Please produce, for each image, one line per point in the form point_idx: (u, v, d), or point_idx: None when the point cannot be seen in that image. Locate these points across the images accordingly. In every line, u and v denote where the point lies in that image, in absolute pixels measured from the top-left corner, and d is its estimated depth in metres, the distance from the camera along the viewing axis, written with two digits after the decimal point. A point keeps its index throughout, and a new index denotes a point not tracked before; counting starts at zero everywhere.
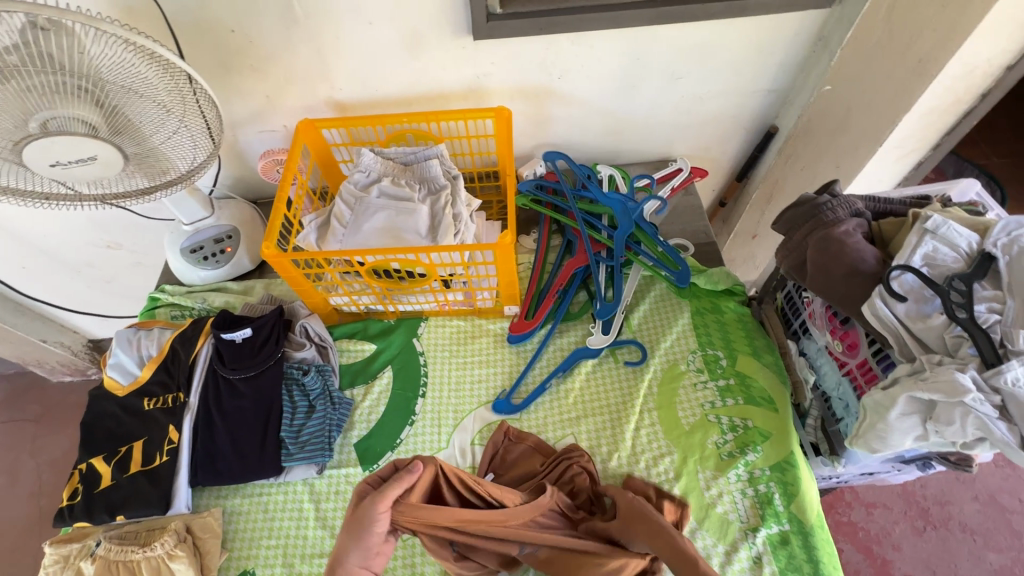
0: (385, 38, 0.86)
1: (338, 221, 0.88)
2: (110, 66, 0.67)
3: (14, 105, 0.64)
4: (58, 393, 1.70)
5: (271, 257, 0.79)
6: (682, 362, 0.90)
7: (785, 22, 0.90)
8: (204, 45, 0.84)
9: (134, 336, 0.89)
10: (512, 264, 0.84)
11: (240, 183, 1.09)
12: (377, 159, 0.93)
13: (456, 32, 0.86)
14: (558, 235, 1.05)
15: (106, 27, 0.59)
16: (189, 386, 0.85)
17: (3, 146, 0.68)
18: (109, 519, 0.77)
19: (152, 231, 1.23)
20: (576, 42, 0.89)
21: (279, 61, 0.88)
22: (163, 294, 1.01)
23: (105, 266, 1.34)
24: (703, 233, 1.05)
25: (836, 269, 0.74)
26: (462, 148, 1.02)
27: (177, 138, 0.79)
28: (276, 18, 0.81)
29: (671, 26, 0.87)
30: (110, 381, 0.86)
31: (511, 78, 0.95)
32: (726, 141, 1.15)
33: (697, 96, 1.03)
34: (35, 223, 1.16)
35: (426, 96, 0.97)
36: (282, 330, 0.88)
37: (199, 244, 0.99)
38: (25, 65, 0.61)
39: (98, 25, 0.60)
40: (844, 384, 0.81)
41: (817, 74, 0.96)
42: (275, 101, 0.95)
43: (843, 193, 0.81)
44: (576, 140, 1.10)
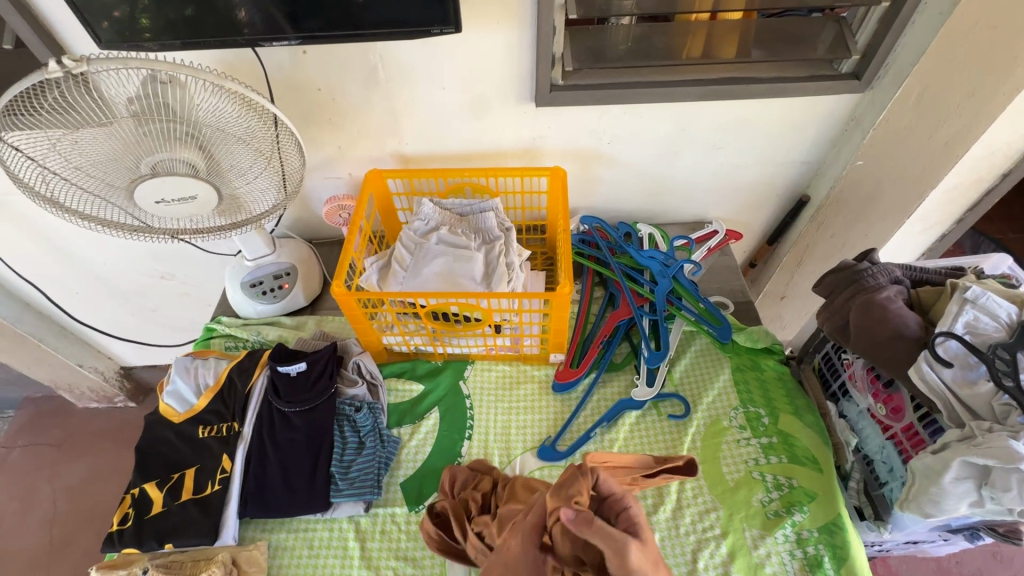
0: (455, 101, 0.94)
1: (398, 264, 0.94)
2: (216, 117, 0.73)
3: (134, 148, 0.72)
4: (82, 419, 1.71)
5: (338, 295, 0.84)
6: (725, 418, 0.91)
7: (821, 103, 0.98)
8: (291, 100, 0.92)
9: (191, 365, 0.91)
10: (564, 313, 0.87)
11: (299, 224, 1.16)
12: (436, 209, 0.99)
13: (520, 98, 0.94)
14: (600, 287, 1.09)
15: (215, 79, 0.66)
16: (244, 417, 0.87)
17: (115, 184, 0.75)
18: (157, 547, 0.78)
19: (206, 264, 1.29)
20: (627, 112, 0.97)
21: (356, 116, 0.96)
22: (219, 325, 1.04)
23: (153, 295, 1.39)
24: (740, 292, 1.09)
25: (880, 333, 0.77)
26: (514, 202, 1.09)
27: (265, 181, 0.85)
28: (360, 80, 0.90)
29: (716, 101, 0.96)
30: (166, 409, 0.89)
31: (564, 140, 1.02)
32: (759, 207, 1.21)
33: (735, 165, 1.10)
34: (99, 251, 1.22)
35: (484, 153, 1.04)
36: (335, 366, 0.90)
37: (259, 279, 1.04)
38: (145, 113, 0.69)
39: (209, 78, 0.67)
40: (888, 447, 0.82)
41: (849, 149, 1.03)
42: (345, 151, 1.02)
43: (882, 261, 0.86)
44: (618, 199, 1.17)
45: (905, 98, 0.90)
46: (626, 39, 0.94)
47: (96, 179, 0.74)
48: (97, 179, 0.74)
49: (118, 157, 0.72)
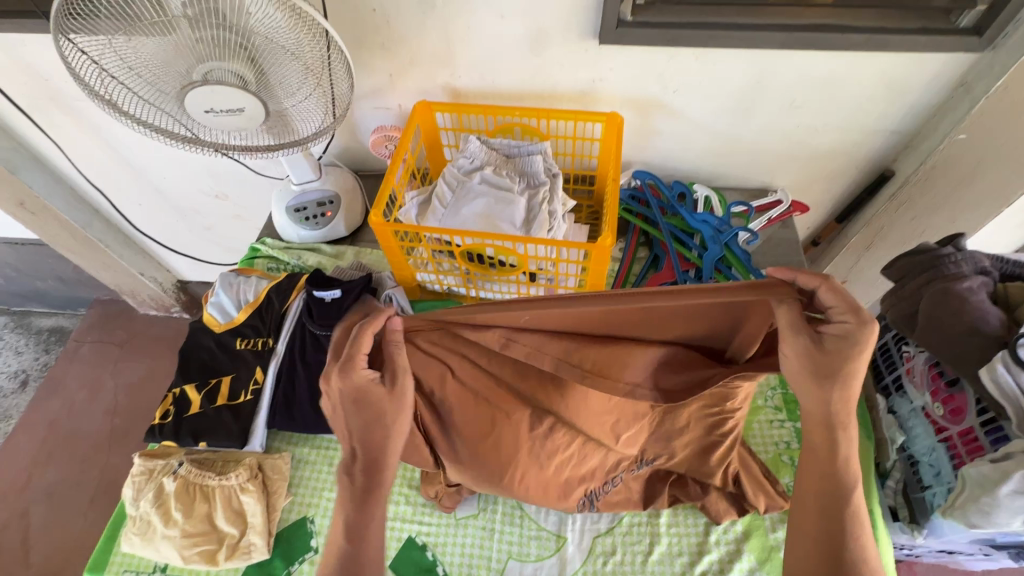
0: (512, 33, 0.89)
1: (438, 201, 0.92)
2: (267, 27, 0.72)
3: (186, 53, 0.71)
4: (142, 324, 1.84)
5: (375, 225, 0.83)
6: (760, 397, 0.89)
7: (928, 62, 0.86)
8: (345, 20, 0.89)
9: (234, 281, 0.94)
10: (603, 268, 0.84)
11: (346, 154, 1.15)
12: (482, 147, 0.95)
13: (582, 34, 0.87)
14: (644, 248, 1.03)
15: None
16: (278, 334, 0.90)
17: (167, 90, 0.76)
18: (193, 442, 0.84)
19: (256, 188, 1.31)
20: (699, 57, 0.89)
21: (409, 43, 0.92)
22: (263, 246, 1.07)
23: (208, 214, 1.44)
24: (797, 269, 1.01)
25: (952, 327, 0.70)
26: (565, 148, 1.03)
27: (310, 102, 0.83)
28: (416, 3, 0.86)
29: (802, 52, 0.86)
30: (209, 318, 0.92)
31: (625, 86, 0.95)
32: (832, 179, 1.11)
33: (813, 128, 1.00)
34: (159, 164, 1.26)
35: (538, 93, 0.99)
36: (368, 297, 0.91)
37: (303, 205, 1.04)
38: (199, 17, 0.68)
39: None
40: (938, 449, 0.76)
41: (951, 121, 0.91)
42: (396, 81, 0.99)
43: (969, 247, 0.76)
44: (676, 157, 1.09)
45: None
46: None
47: (149, 84, 0.75)
48: (152, 84, 0.75)
49: (171, 61, 0.72)
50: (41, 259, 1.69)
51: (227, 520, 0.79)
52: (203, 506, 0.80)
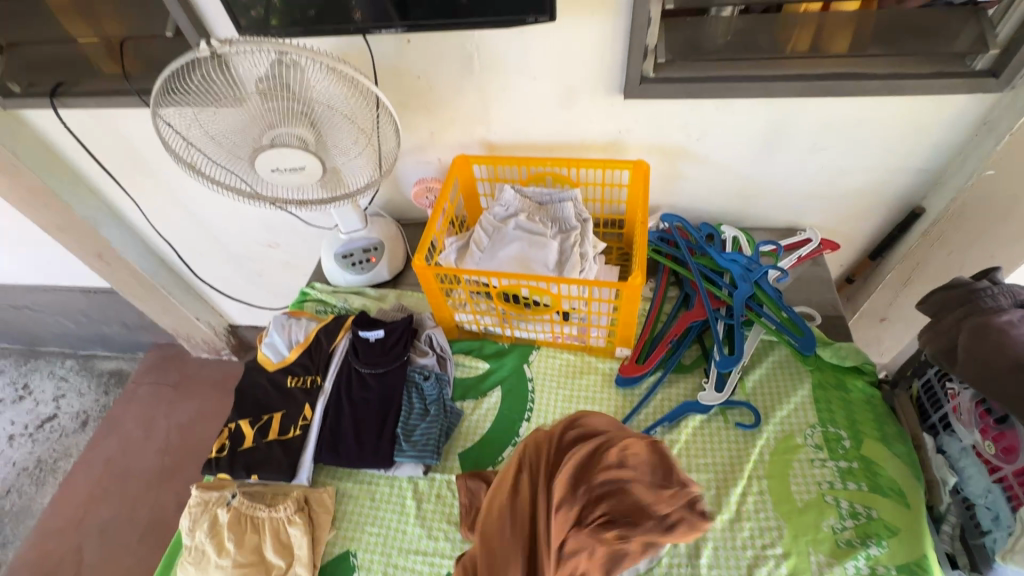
0: (544, 92, 0.97)
1: (475, 245, 0.98)
2: (325, 97, 0.81)
3: (257, 122, 0.82)
4: (194, 366, 1.95)
5: (419, 268, 0.89)
6: (798, 435, 0.85)
7: (947, 103, 0.88)
8: (393, 86, 1.00)
9: (286, 322, 1.01)
10: (634, 307, 0.87)
11: (390, 204, 1.24)
12: (516, 196, 1.02)
13: (608, 90, 0.95)
14: (674, 287, 1.06)
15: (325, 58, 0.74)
16: (326, 372, 0.95)
17: (239, 154, 0.86)
18: (245, 476, 0.88)
19: (306, 236, 1.42)
20: (721, 107, 0.94)
21: (449, 104, 1.01)
22: (313, 290, 1.15)
23: (261, 261, 1.55)
24: (831, 305, 1.01)
25: (995, 360, 0.69)
26: (595, 194, 1.09)
27: (361, 159, 0.92)
28: (456, 70, 0.95)
29: (819, 99, 0.90)
30: (263, 357, 0.99)
31: (650, 135, 1.01)
32: (862, 217, 1.12)
33: (837, 169, 1.02)
34: (221, 217, 1.38)
35: (568, 144, 1.06)
36: (410, 336, 0.97)
37: (350, 251, 1.12)
38: (270, 91, 0.79)
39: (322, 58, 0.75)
40: (994, 491, 0.73)
41: (978, 158, 0.92)
42: (436, 137, 1.08)
43: (1006, 282, 0.76)
44: (702, 199, 1.13)
45: None
46: (725, 33, 0.90)
47: (224, 149, 0.85)
48: (227, 149, 0.85)
49: (244, 129, 0.83)
50: (109, 305, 1.84)
51: (275, 552, 0.83)
52: (253, 537, 0.84)
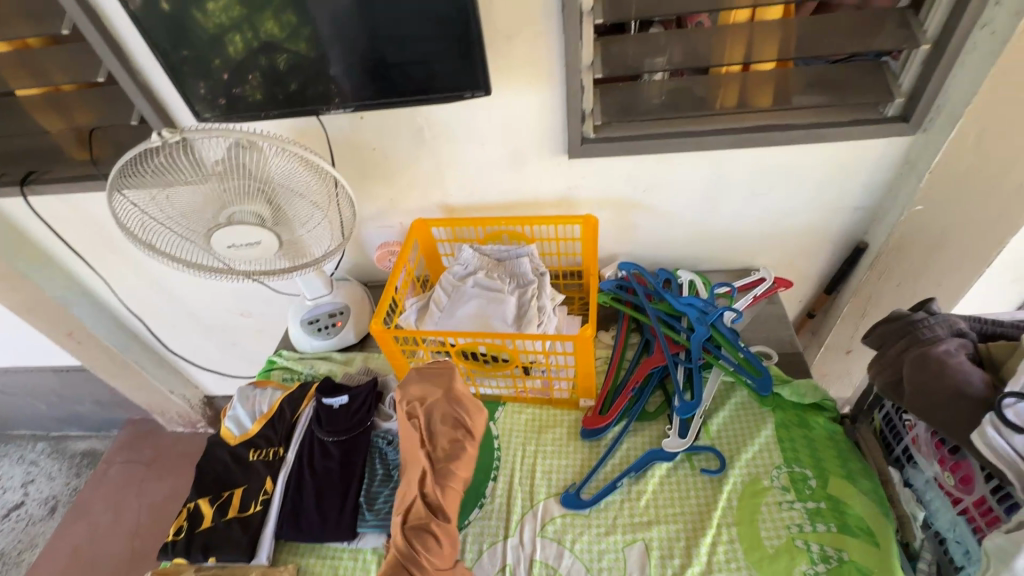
0: (494, 156, 1.02)
1: (435, 305, 1.00)
2: (281, 175, 0.86)
3: (214, 200, 0.85)
4: (168, 442, 1.90)
5: (376, 332, 0.90)
6: (765, 477, 0.85)
7: (869, 147, 0.95)
8: (351, 159, 1.05)
9: (252, 393, 1.01)
10: (590, 357, 0.88)
11: (356, 268, 1.27)
12: (475, 254, 1.05)
13: (554, 151, 1.00)
14: (636, 333, 1.08)
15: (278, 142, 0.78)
16: (289, 443, 0.94)
17: (198, 230, 0.88)
18: (202, 558, 0.85)
19: (277, 304, 1.43)
20: (661, 161, 1.00)
21: (405, 172, 1.06)
22: (280, 358, 1.15)
23: (234, 331, 1.56)
24: (789, 343, 1.03)
25: (937, 391, 0.70)
26: (550, 248, 1.13)
27: (319, 230, 0.95)
28: (409, 141, 1.01)
29: (750, 149, 0.96)
30: (225, 431, 0.98)
31: (599, 190, 1.06)
32: (811, 255, 1.16)
33: (780, 211, 1.07)
34: (191, 290, 1.40)
35: (522, 203, 1.10)
36: (374, 400, 0.96)
37: (316, 317, 1.14)
38: (227, 172, 0.82)
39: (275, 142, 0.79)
40: (961, 524, 0.73)
41: (906, 195, 0.97)
42: (397, 203, 1.13)
43: (942, 311, 0.79)
44: (657, 247, 1.17)
45: (963, 138, 0.85)
46: (659, 93, 0.93)
47: (183, 226, 0.88)
48: (185, 226, 0.88)
49: (201, 207, 0.86)
50: (81, 384, 1.81)
51: None
52: None
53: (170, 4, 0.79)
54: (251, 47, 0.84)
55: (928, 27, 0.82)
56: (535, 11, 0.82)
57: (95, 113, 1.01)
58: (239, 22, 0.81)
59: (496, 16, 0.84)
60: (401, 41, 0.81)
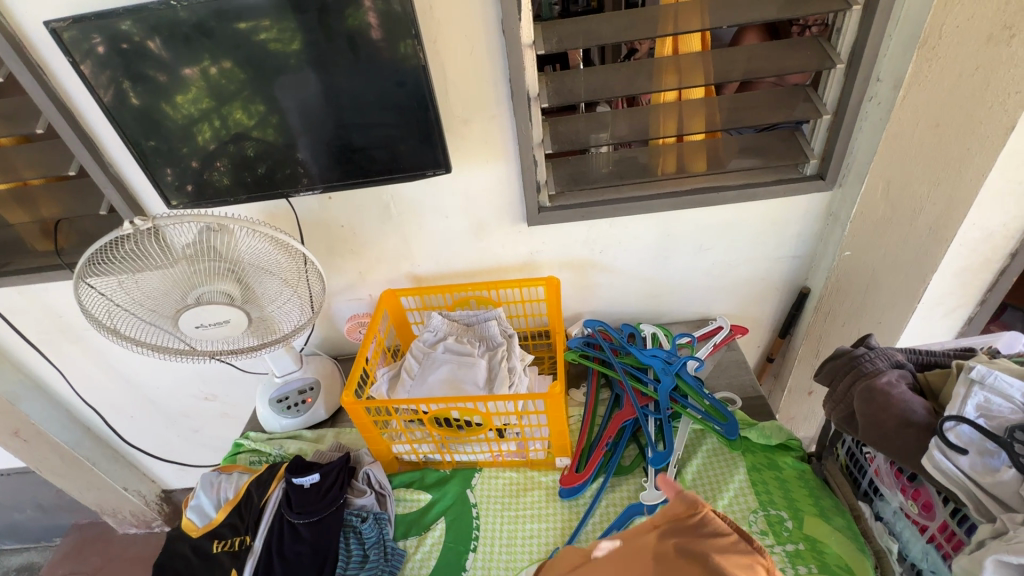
0: (458, 227, 1.08)
1: (406, 373, 1.01)
2: (251, 255, 0.88)
3: (183, 282, 0.86)
4: (119, 546, 1.75)
5: (347, 404, 0.90)
6: (744, 523, 0.85)
7: (795, 202, 1.05)
8: (320, 236, 1.09)
9: (216, 479, 0.97)
10: (562, 414, 0.89)
11: (327, 342, 1.27)
12: (444, 320, 1.07)
13: (514, 220, 1.07)
14: (606, 388, 1.10)
15: (247, 224, 0.82)
16: (256, 530, 0.90)
17: (165, 313, 0.88)
18: None
19: (244, 384, 1.40)
20: (613, 224, 1.08)
21: (373, 246, 1.11)
22: (246, 440, 1.10)
23: (197, 417, 1.50)
24: (750, 386, 1.07)
25: (886, 420, 0.74)
26: (517, 310, 1.17)
27: (289, 305, 0.96)
28: (376, 217, 1.06)
29: (692, 209, 1.05)
30: (187, 522, 0.93)
31: (559, 253, 1.13)
32: (761, 301, 1.24)
33: (727, 263, 1.16)
34: (153, 375, 1.36)
35: (487, 269, 1.16)
36: (346, 477, 0.93)
37: (285, 394, 1.12)
38: (196, 254, 0.85)
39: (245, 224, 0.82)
40: (932, 552, 0.74)
41: (834, 243, 1.08)
42: (365, 276, 1.16)
43: (880, 345, 0.85)
44: (619, 303, 1.23)
45: (873, 191, 0.97)
46: (606, 163, 1.04)
47: (150, 310, 0.88)
48: (152, 310, 0.88)
49: (169, 290, 0.86)
50: (23, 488, 1.67)
51: None
52: None
53: (140, 98, 0.84)
54: (222, 136, 0.89)
55: (826, 101, 0.94)
56: (488, 98, 0.92)
57: (61, 205, 1.02)
58: (210, 113, 0.86)
59: (453, 103, 0.92)
60: (365, 128, 0.88)
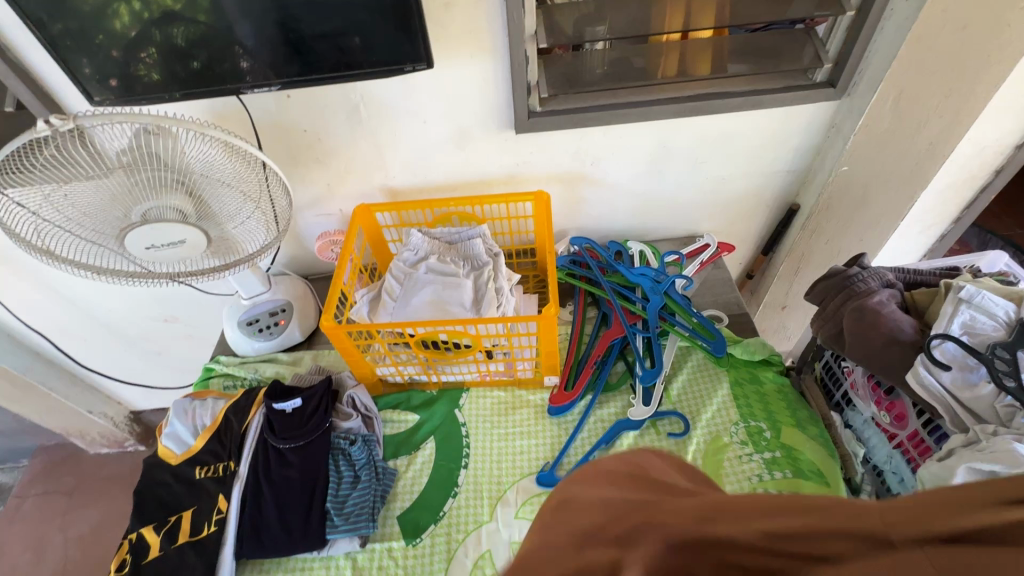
0: (436, 133, 0.97)
1: (388, 295, 0.95)
2: (201, 163, 0.77)
3: (124, 197, 0.74)
4: (93, 466, 1.73)
5: (328, 329, 0.84)
6: (725, 434, 0.89)
7: (799, 112, 0.99)
8: (281, 142, 0.97)
9: (189, 406, 0.93)
10: (553, 335, 0.87)
11: (295, 261, 1.19)
12: (425, 238, 1.00)
13: (499, 127, 0.97)
14: (593, 307, 1.08)
15: (200, 126, 0.70)
16: (240, 456, 0.88)
17: (107, 231, 0.77)
18: None
19: (207, 305, 1.31)
20: (606, 133, 0.99)
21: (342, 154, 0.99)
22: (217, 364, 1.05)
23: (159, 339, 1.42)
24: (734, 304, 1.08)
25: (875, 339, 0.75)
26: (502, 228, 1.11)
27: (251, 222, 0.86)
28: (343, 120, 0.94)
29: (692, 118, 0.97)
30: (165, 450, 0.90)
31: (546, 165, 1.05)
32: (748, 218, 1.22)
33: (719, 177, 1.11)
34: (104, 298, 1.25)
35: (470, 182, 1.07)
36: (330, 401, 0.92)
37: (256, 317, 1.05)
38: (135, 163, 0.72)
39: (197, 127, 0.71)
40: (896, 456, 0.79)
41: (834, 156, 1.03)
42: (334, 188, 1.06)
43: (873, 265, 0.84)
44: (606, 219, 1.18)
45: (885, 99, 0.90)
46: (601, 64, 0.95)
47: (85, 230, 0.76)
48: (88, 229, 0.76)
49: (108, 206, 0.75)
50: None
51: None
52: None
53: None
54: (143, 19, 0.72)
55: None
56: None
57: None
58: None
59: None
60: (327, 8, 0.73)
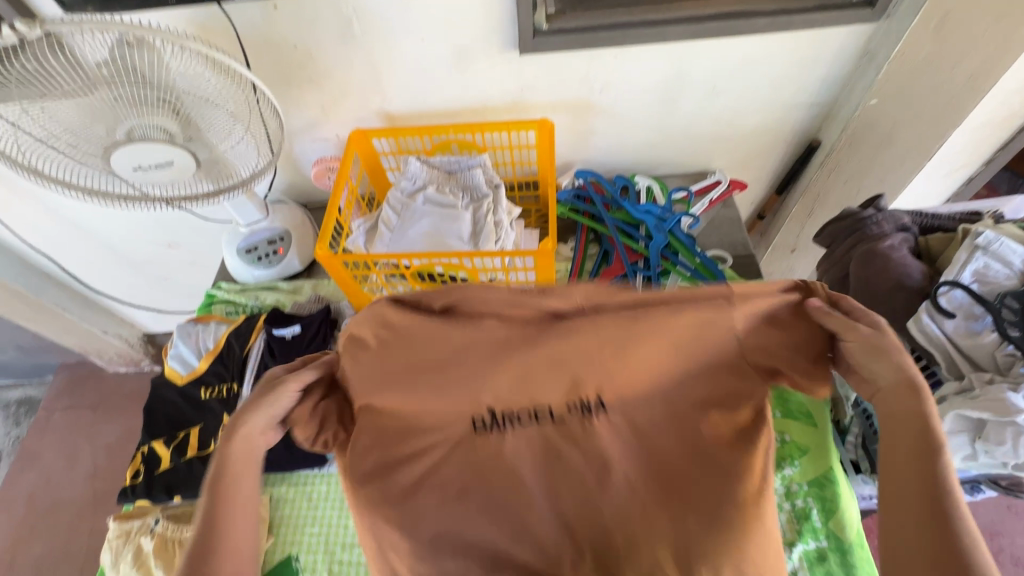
0: (435, 53, 0.91)
1: (385, 225, 0.94)
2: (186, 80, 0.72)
3: (106, 113, 0.72)
4: (114, 382, 1.82)
5: (323, 257, 0.84)
6: None
7: (832, 36, 0.90)
8: (271, 59, 0.91)
9: (193, 330, 0.96)
10: (552, 270, 0.86)
11: (293, 188, 1.17)
12: (422, 167, 0.96)
13: (503, 47, 0.90)
14: (595, 244, 1.05)
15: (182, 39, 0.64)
16: (242, 377, 0.91)
17: (92, 149, 0.75)
18: (167, 498, 0.87)
19: (208, 231, 1.31)
20: (618, 56, 0.92)
21: (335, 75, 0.94)
22: (219, 291, 1.07)
23: (164, 264, 1.43)
24: (740, 245, 1.05)
25: (881, 284, 0.73)
26: (504, 158, 1.07)
27: (241, 145, 0.84)
28: (335, 36, 0.88)
29: (712, 41, 0.89)
30: (173, 371, 0.94)
31: (552, 91, 0.98)
32: (765, 155, 1.16)
33: (737, 109, 1.04)
34: (105, 222, 1.25)
35: (471, 108, 1.02)
36: (329, 328, 0.92)
37: (254, 244, 1.04)
38: (116, 76, 0.68)
39: (179, 40, 0.65)
40: None
41: (863, 87, 0.95)
42: (329, 111, 1.01)
43: (889, 208, 0.80)
44: (614, 152, 1.13)
45: (924, 24, 0.83)
46: None
47: (69, 146, 0.74)
48: (74, 146, 0.75)
49: (90, 122, 0.72)
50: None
51: None
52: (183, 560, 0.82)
53: None
54: None
55: None
56: None
57: None
58: None
59: None
60: None
